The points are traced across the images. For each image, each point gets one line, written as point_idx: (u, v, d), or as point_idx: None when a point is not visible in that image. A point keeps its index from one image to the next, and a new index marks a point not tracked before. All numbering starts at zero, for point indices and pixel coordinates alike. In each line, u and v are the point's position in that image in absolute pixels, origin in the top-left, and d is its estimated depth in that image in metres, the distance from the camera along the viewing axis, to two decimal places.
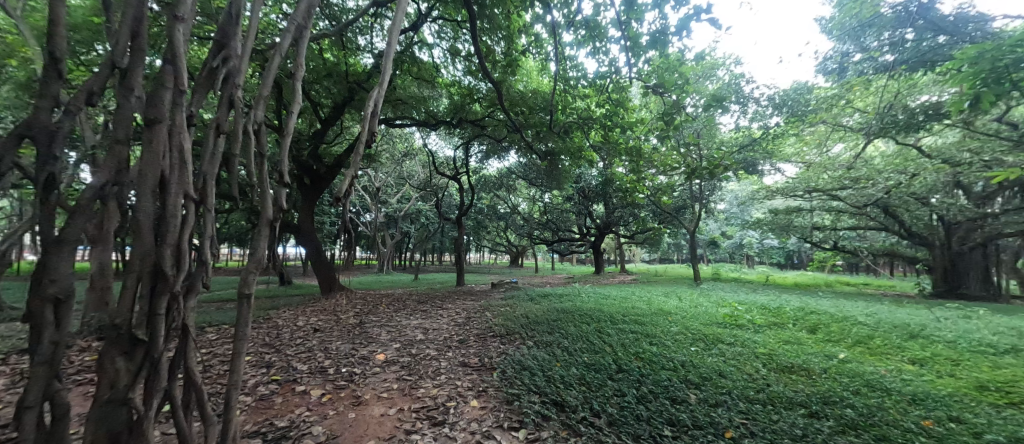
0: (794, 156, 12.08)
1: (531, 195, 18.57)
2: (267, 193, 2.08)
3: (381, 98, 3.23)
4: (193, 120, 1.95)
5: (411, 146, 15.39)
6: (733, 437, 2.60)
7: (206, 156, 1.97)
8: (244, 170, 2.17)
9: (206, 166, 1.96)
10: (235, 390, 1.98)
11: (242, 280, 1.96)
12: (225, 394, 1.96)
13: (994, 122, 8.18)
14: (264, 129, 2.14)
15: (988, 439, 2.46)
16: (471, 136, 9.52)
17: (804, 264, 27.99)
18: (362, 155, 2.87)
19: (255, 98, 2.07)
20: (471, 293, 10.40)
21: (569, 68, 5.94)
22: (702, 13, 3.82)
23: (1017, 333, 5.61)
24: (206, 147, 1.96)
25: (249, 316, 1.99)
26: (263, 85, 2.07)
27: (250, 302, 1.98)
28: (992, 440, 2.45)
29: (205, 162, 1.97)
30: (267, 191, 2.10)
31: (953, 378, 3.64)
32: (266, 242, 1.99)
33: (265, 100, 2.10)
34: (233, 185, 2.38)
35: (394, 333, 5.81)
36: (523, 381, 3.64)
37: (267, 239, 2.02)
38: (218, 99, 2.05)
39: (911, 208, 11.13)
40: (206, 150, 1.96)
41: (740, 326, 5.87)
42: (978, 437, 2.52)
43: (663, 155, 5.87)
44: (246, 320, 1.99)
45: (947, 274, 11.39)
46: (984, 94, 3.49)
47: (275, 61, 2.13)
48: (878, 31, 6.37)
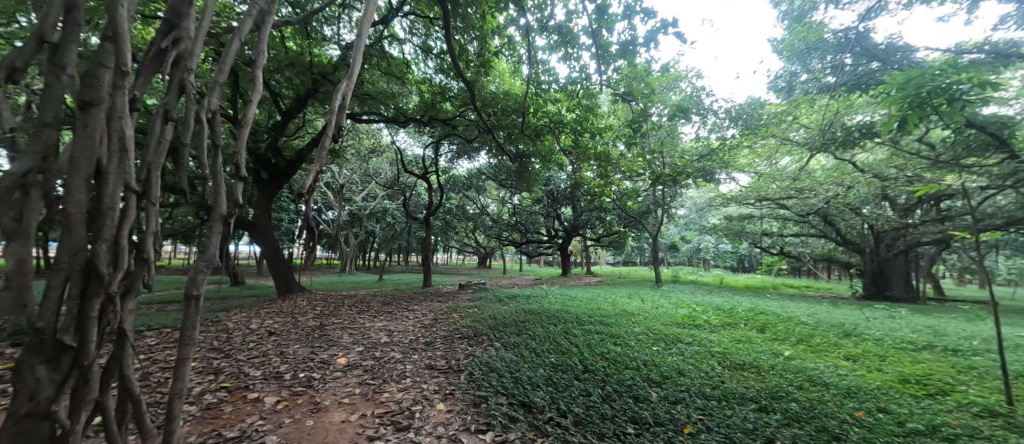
0: (747, 167, 12.85)
1: (500, 196, 18.58)
2: (220, 189, 1.94)
3: (349, 93, 3.14)
4: (136, 105, 1.78)
5: (378, 143, 14.94)
6: (691, 432, 2.71)
7: (151, 144, 1.80)
8: (195, 161, 2.01)
9: (151, 155, 1.79)
10: (179, 399, 1.83)
11: (189, 281, 1.82)
12: (168, 404, 1.81)
13: (915, 142, 9.15)
14: (219, 118, 2.01)
15: (910, 428, 2.72)
16: (441, 135, 9.41)
17: (755, 268, 29.94)
18: (328, 151, 2.76)
19: (210, 85, 1.93)
20: (438, 293, 10.26)
21: (541, 72, 6.00)
22: (670, 27, 4.00)
23: (933, 331, 6.29)
24: (151, 134, 1.79)
25: (197, 319, 1.84)
26: (219, 71, 1.94)
27: (198, 303, 1.83)
28: (913, 428, 2.72)
29: (150, 151, 1.81)
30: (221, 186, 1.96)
31: (881, 373, 4.02)
32: (220, 240, 1.87)
33: (221, 87, 1.96)
34: (182, 177, 2.20)
35: (357, 335, 5.61)
36: (491, 382, 3.65)
37: (220, 238, 1.88)
38: (166, 83, 1.90)
39: (847, 217, 12.20)
40: (151, 137, 1.79)
41: (697, 326, 6.18)
42: (901, 425, 2.78)
43: (630, 161, 6.09)
44: (193, 324, 1.84)
45: (875, 279, 12.52)
46: (909, 116, 3.87)
47: (233, 47, 2.00)
48: (822, 54, 6.94)
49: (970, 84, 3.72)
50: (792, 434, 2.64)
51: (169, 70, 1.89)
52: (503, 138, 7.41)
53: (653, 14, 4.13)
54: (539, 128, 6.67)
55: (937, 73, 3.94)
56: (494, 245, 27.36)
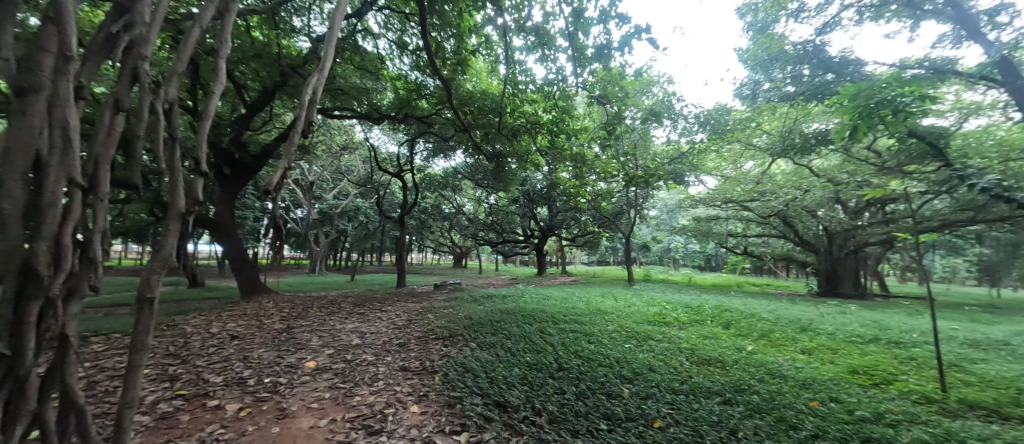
0: (714, 170, 13.37)
1: (476, 196, 18.49)
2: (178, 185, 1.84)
3: (320, 87, 3.06)
4: (83, 94, 1.67)
5: (350, 139, 14.52)
6: (661, 426, 2.80)
7: (100, 135, 1.70)
8: (149, 155, 1.90)
9: (100, 148, 1.69)
10: (130, 406, 1.74)
11: (143, 282, 1.72)
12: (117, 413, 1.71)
13: (864, 150, 9.83)
14: (176, 110, 1.91)
15: (858, 415, 2.91)
16: (417, 133, 9.26)
17: (721, 267, 31.25)
18: (298, 146, 2.69)
19: (167, 74, 1.83)
20: (412, 294, 10.10)
21: (518, 72, 6.02)
22: (643, 33, 4.12)
23: (878, 325, 6.79)
24: (99, 125, 1.69)
25: (151, 323, 1.74)
26: (178, 60, 1.84)
27: (152, 306, 1.73)
28: (860, 416, 2.91)
29: (99, 143, 1.71)
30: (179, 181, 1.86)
31: (833, 365, 4.30)
32: (177, 239, 1.79)
33: (179, 77, 1.86)
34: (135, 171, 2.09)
35: (327, 337, 5.44)
36: (465, 382, 3.63)
37: (177, 236, 1.79)
38: (118, 71, 1.79)
39: (804, 218, 12.95)
40: (99, 128, 1.69)
41: (667, 323, 6.38)
42: (850, 414, 2.97)
43: (604, 163, 6.24)
44: (146, 328, 1.74)
45: (828, 277, 13.35)
46: (859, 125, 4.17)
47: (193, 35, 1.90)
48: (783, 64, 7.33)
49: (912, 97, 4.04)
50: (753, 425, 2.78)
51: (120, 57, 1.79)
52: (480, 138, 7.38)
53: (627, 20, 4.23)
54: (516, 128, 6.68)
55: (883, 87, 4.26)
56: (470, 244, 27.20)
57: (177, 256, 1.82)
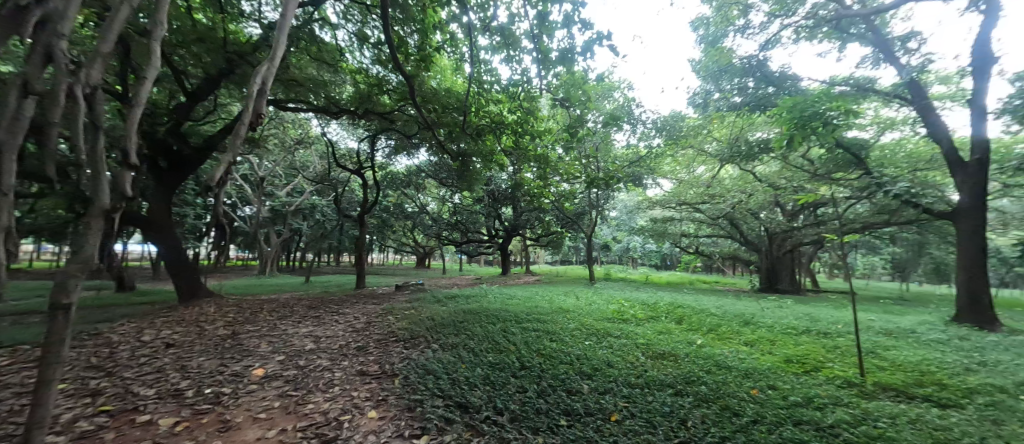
0: (670, 174, 14.09)
1: (440, 195, 18.17)
2: (103, 179, 1.79)
3: (271, 77, 2.93)
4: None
5: (305, 133, 13.78)
6: (617, 419, 2.88)
7: (5, 120, 1.61)
8: (67, 143, 1.76)
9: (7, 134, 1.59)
10: (42, 419, 1.70)
11: (58, 285, 1.69)
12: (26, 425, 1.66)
13: (800, 158, 10.77)
14: (101, 94, 1.77)
15: (791, 400, 3.15)
16: (377, 129, 8.97)
17: (676, 265, 32.94)
18: (244, 140, 2.59)
19: (90, 55, 1.72)
20: (372, 296, 9.75)
21: (483, 71, 6.01)
22: (605, 40, 4.25)
23: (811, 318, 7.46)
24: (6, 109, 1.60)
25: (67, 327, 1.72)
26: (103, 39, 1.71)
27: (68, 310, 1.70)
28: (792, 400, 3.15)
29: (4, 128, 1.61)
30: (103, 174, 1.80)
31: (772, 355, 4.67)
32: (100, 238, 1.80)
33: (104, 59, 1.76)
34: (47, 161, 1.89)
35: (278, 343, 5.13)
36: (427, 384, 3.56)
37: (99, 236, 1.79)
38: (28, 48, 1.64)
39: (748, 220, 13.95)
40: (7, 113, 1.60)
41: (626, 320, 6.62)
42: (785, 399, 3.21)
43: (567, 165, 6.38)
44: (60, 333, 1.71)
45: (768, 274, 14.43)
46: (795, 136, 4.59)
47: (121, 13, 1.76)
48: (731, 77, 7.87)
49: (839, 111, 4.51)
50: (700, 414, 2.93)
51: (32, 33, 1.64)
52: (444, 136, 7.26)
53: (590, 26, 4.35)
54: (480, 128, 6.64)
55: (815, 102, 4.71)
56: (433, 244, 26.70)
57: (97, 256, 1.79)
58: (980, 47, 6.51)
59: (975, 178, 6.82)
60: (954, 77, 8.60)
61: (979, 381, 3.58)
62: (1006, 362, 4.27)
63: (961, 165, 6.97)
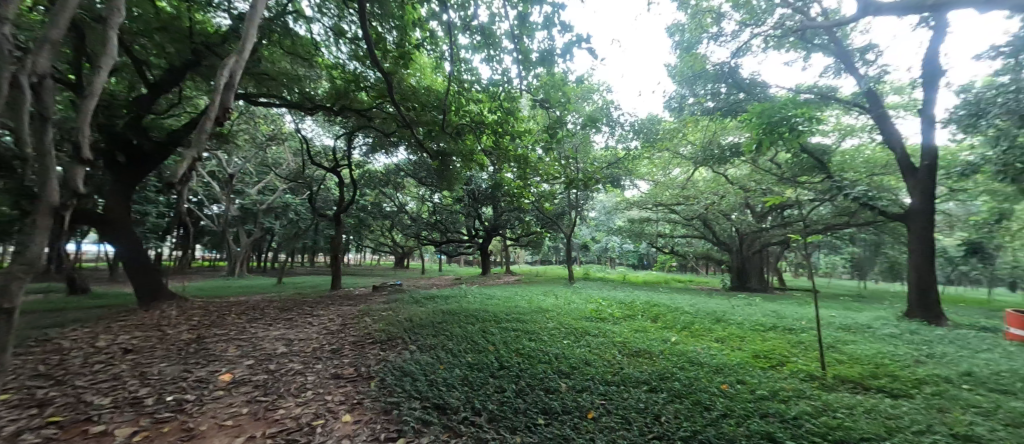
0: (647, 175, 14.42)
1: (419, 195, 17.93)
2: (51, 175, 1.69)
3: (239, 71, 2.86)
4: None
5: (278, 129, 13.31)
6: (594, 416, 2.93)
7: None
8: (11, 135, 1.66)
9: None
10: None
11: (2, 290, 1.56)
12: None
13: (768, 162, 11.24)
14: (49, 83, 1.69)
15: (759, 394, 3.27)
16: (354, 127, 8.77)
17: (652, 265, 33.72)
18: (208, 134, 2.53)
19: (37, 42, 1.62)
20: (348, 297, 9.52)
21: (463, 70, 5.98)
22: (584, 42, 4.31)
23: (777, 315, 7.80)
24: None
25: (11, 333, 1.60)
26: (51, 25, 1.63)
27: (14, 315, 1.58)
28: (759, 394, 3.28)
29: None
30: (53, 169, 1.70)
31: (741, 351, 4.85)
32: (50, 236, 1.68)
33: (53, 46, 1.67)
34: None
35: (247, 347, 4.93)
36: (404, 386, 3.51)
37: (49, 236, 1.68)
38: None
39: (720, 221, 14.43)
40: None
41: (603, 319, 6.73)
42: (753, 392, 3.33)
43: (547, 165, 6.42)
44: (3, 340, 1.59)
45: (739, 273, 14.97)
46: (763, 141, 4.81)
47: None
48: (704, 83, 8.15)
49: (803, 118, 4.76)
50: (674, 409, 3.01)
51: None
52: (423, 135, 7.18)
53: (569, 28, 4.40)
54: (460, 127, 6.59)
55: (781, 109, 4.94)
56: (411, 244, 26.33)
57: (46, 258, 1.68)
58: (930, 61, 6.98)
59: (925, 183, 7.30)
60: (907, 88, 9.19)
61: (926, 372, 3.84)
62: (951, 354, 4.59)
63: (913, 170, 7.45)
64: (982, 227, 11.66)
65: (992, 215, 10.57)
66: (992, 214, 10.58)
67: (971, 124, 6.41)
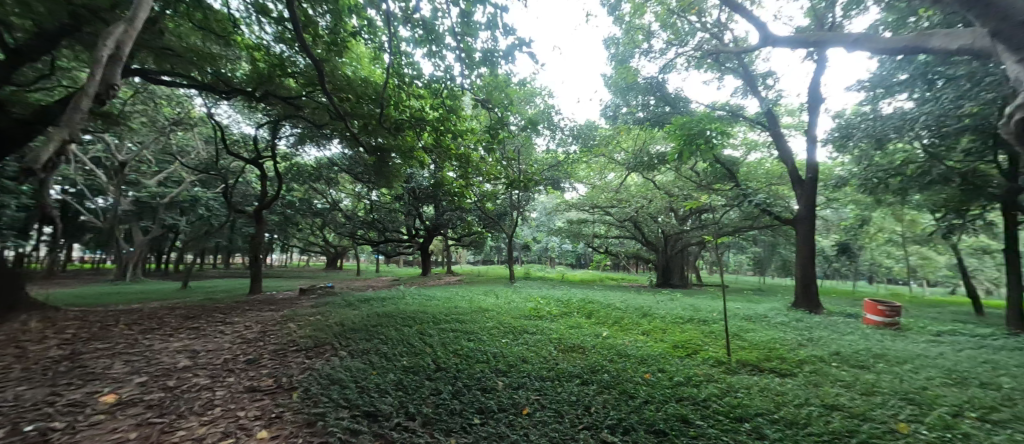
0: (584, 179, 15.09)
1: (354, 191, 16.93)
2: None
3: (129, 43, 2.56)
4: None
5: (186, 113, 11.72)
6: (528, 412, 3.00)
7: None
8: None
9: None
10: None
11: None
12: None
13: (690, 170, 12.38)
14: None
15: (676, 380, 3.59)
16: (280, 116, 8.04)
17: (588, 264, 35.34)
18: (84, 113, 2.25)
19: None
20: (270, 301, 8.69)
21: (404, 64, 5.78)
22: (526, 47, 4.41)
23: (695, 308, 8.62)
24: None
25: None
26: None
27: None
28: (677, 380, 3.61)
29: None
30: None
31: (663, 342, 5.28)
32: None
33: None
34: None
35: (139, 362, 4.28)
36: (331, 395, 3.30)
37: None
38: None
39: (649, 223, 15.57)
40: None
41: (541, 317, 6.93)
42: (671, 379, 3.65)
43: (488, 165, 6.43)
44: None
45: (663, 271, 16.24)
46: (684, 150, 5.33)
47: None
48: (636, 94, 8.79)
49: (715, 133, 5.34)
50: (602, 400, 3.19)
51: None
52: (359, 130, 6.80)
53: (512, 31, 4.47)
54: (399, 122, 6.35)
55: (700, 123, 5.47)
56: (345, 243, 24.77)
57: None
58: (815, 89, 8.19)
59: (809, 193, 8.55)
60: (797, 111, 10.71)
61: (807, 353, 4.50)
62: (825, 337, 5.45)
63: (800, 181, 8.70)
64: (850, 232, 13.97)
65: (857, 221, 12.69)
66: (857, 220, 12.74)
67: (842, 144, 7.65)
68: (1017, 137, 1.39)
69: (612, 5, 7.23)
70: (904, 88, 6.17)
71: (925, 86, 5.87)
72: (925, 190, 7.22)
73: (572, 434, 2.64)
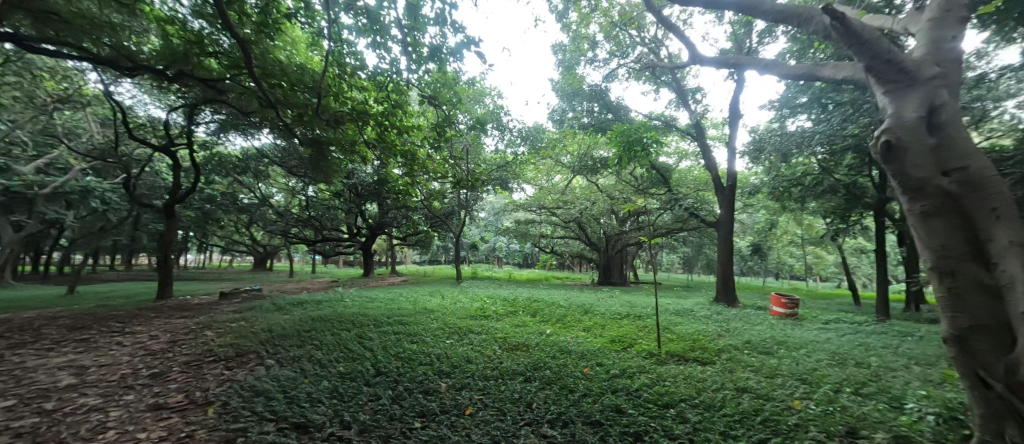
0: (532, 180, 15.39)
1: (287, 186, 15.67)
2: None
3: None
4: None
5: (76, 90, 10.05)
6: (471, 412, 2.99)
7: None
8: None
9: None
10: None
11: None
12: None
13: (629, 175, 13.12)
14: None
15: (612, 373, 3.79)
16: (199, 100, 7.22)
17: (535, 264, 36.02)
18: None
19: None
20: (183, 307, 7.75)
21: (346, 53, 5.47)
22: (475, 46, 4.39)
23: (631, 304, 9.15)
24: None
25: None
26: None
27: None
28: (613, 373, 3.81)
29: None
30: None
31: (602, 337, 5.56)
32: None
33: None
34: None
35: (7, 383, 3.60)
36: (253, 409, 3.02)
37: None
38: None
39: (592, 224, 16.26)
40: None
41: (487, 316, 6.94)
42: (608, 372, 3.85)
43: (435, 163, 6.30)
44: None
45: (604, 270, 17.03)
46: (624, 156, 5.66)
47: None
48: (581, 100, 9.17)
49: (650, 140, 5.75)
50: (543, 395, 3.28)
51: None
52: (292, 120, 6.31)
53: (461, 29, 4.43)
54: (339, 114, 5.99)
55: (638, 130, 5.84)
56: (276, 242, 22.85)
57: None
58: (735, 105, 9.11)
59: (729, 199, 9.50)
60: (721, 125, 11.84)
61: (725, 342, 5.01)
62: (739, 327, 6.09)
63: (722, 188, 9.63)
64: (763, 234, 15.73)
65: (768, 225, 14.33)
66: (767, 224, 14.39)
67: (756, 156, 8.61)
68: (881, 159, 1.70)
69: (560, 13, 7.45)
70: (804, 110, 7.09)
71: (819, 109, 6.80)
72: (819, 198, 8.35)
73: (514, 431, 2.68)
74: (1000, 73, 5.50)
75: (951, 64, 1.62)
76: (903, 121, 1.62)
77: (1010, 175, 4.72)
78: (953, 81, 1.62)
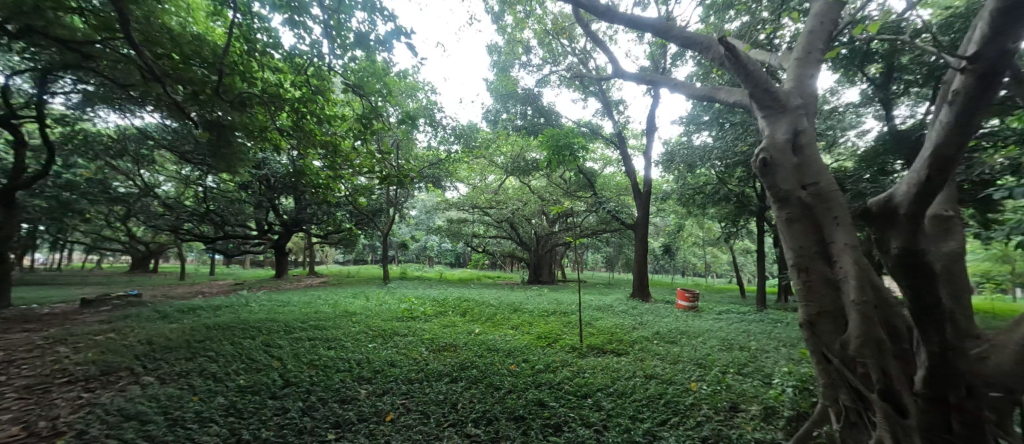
0: (465, 179, 15.27)
1: (179, 174, 13.54)
2: None
3: None
4: None
5: None
6: (392, 418, 2.87)
7: None
8: None
9: None
10: None
11: None
12: None
13: (559, 177, 13.67)
14: None
15: (537, 368, 3.91)
16: (57, 65, 5.91)
17: (466, 263, 35.69)
18: None
19: None
20: (26, 318, 6.29)
21: (258, 29, 4.89)
22: (406, 38, 4.23)
23: (558, 302, 9.55)
24: None
25: None
26: None
27: None
28: (539, 368, 3.93)
29: None
30: None
31: (529, 334, 5.70)
32: None
33: None
34: None
35: None
36: (122, 436, 2.55)
37: None
38: None
39: (523, 224, 16.64)
40: None
41: (414, 318, 6.70)
42: (533, 368, 3.96)
43: (360, 156, 5.93)
44: None
45: (534, 269, 17.49)
46: (553, 158, 5.88)
47: None
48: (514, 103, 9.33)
49: (576, 145, 6.05)
50: (468, 395, 3.26)
51: None
52: (186, 99, 5.47)
53: (391, 18, 4.22)
54: (247, 97, 5.34)
55: (567, 135, 6.10)
56: (164, 239, 19.59)
57: None
58: (651, 118, 10.00)
59: (644, 203, 10.39)
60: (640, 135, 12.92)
61: (638, 334, 5.47)
62: (651, 320, 6.70)
63: (639, 193, 10.50)
64: (673, 236, 17.48)
65: (677, 228, 15.97)
66: (676, 227, 16.03)
67: (667, 165, 9.54)
68: (758, 171, 1.99)
69: (496, 14, 7.49)
70: (707, 127, 8.03)
71: (718, 127, 7.76)
72: (716, 205, 9.52)
73: (437, 434, 2.64)
74: (847, 108, 6.78)
75: (810, 96, 1.96)
76: (775, 142, 1.91)
77: (849, 191, 5.86)
78: (811, 111, 1.95)
